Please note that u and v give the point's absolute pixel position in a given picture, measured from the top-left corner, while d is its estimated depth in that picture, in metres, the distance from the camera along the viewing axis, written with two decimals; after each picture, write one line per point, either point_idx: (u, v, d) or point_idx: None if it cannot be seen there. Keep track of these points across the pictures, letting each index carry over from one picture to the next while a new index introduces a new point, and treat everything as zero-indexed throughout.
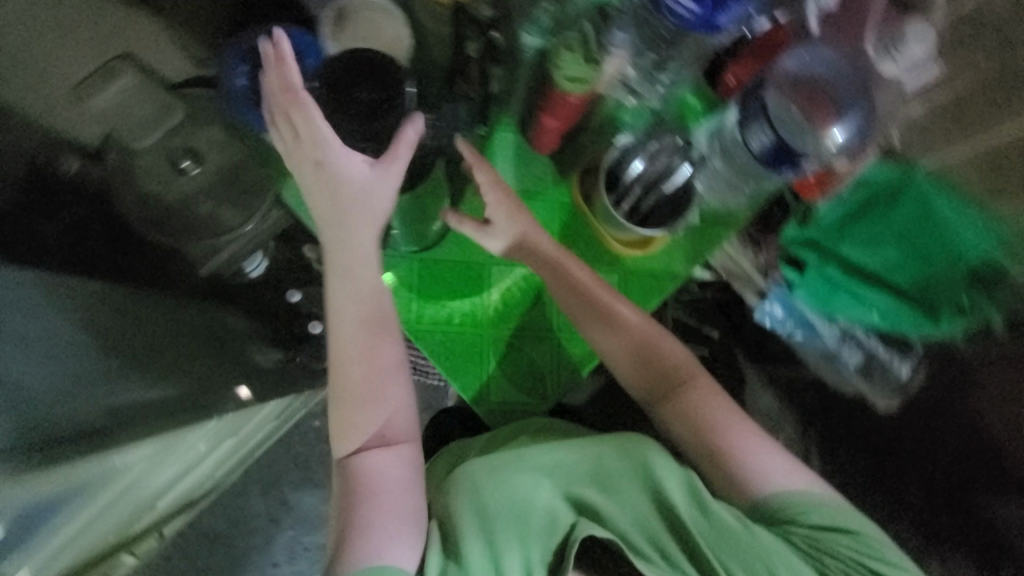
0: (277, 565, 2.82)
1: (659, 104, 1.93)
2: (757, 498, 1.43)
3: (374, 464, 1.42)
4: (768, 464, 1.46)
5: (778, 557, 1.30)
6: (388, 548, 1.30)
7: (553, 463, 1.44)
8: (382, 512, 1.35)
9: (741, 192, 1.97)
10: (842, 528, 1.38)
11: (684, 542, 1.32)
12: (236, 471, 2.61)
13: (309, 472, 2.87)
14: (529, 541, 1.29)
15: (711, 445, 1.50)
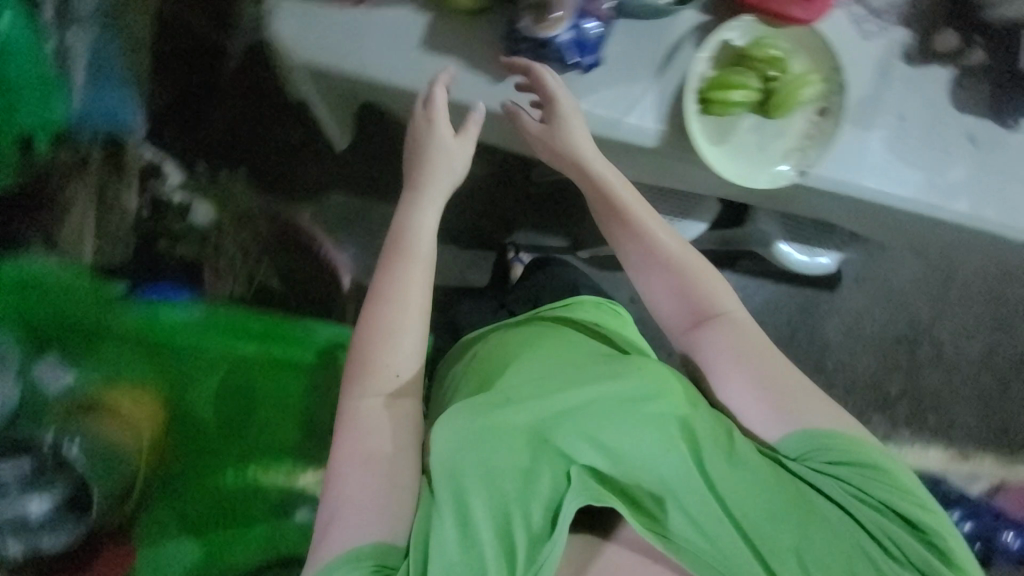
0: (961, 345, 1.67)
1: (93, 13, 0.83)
2: (778, 434, 0.64)
3: (388, 403, 0.66)
4: (797, 399, 0.65)
5: (802, 517, 0.57)
6: (386, 512, 0.60)
7: (547, 351, 0.74)
8: (383, 463, 0.63)
9: None
10: (859, 460, 0.61)
11: (708, 462, 0.58)
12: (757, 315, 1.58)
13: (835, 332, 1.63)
14: (499, 523, 0.55)
15: (767, 366, 0.67)
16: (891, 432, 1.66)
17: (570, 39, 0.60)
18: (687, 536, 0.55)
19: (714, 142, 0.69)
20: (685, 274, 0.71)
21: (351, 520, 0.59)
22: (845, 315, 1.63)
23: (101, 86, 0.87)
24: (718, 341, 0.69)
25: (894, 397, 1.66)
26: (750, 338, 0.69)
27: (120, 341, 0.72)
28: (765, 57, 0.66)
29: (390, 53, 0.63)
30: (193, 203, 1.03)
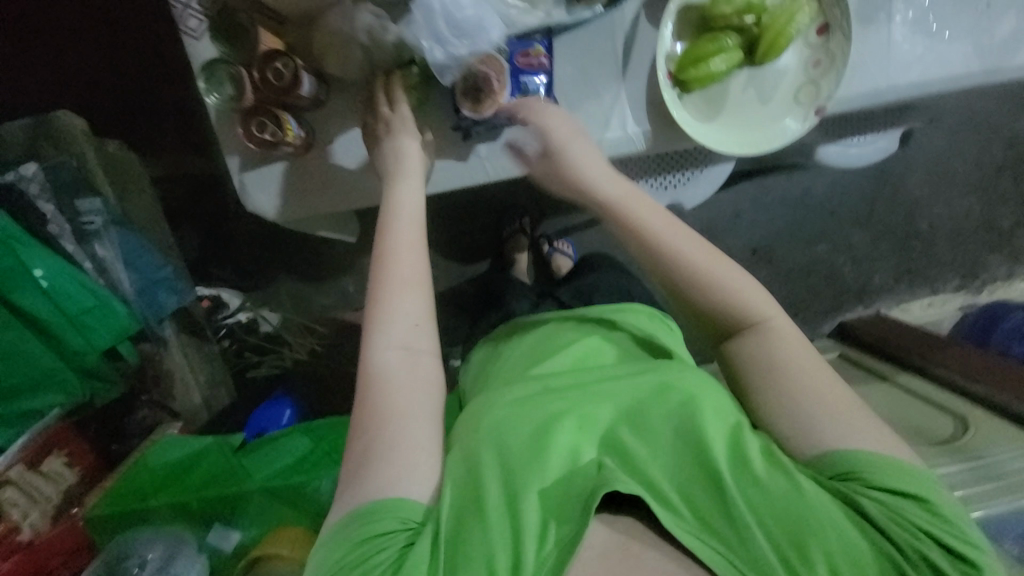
0: None
1: (104, 233, 0.89)
2: (824, 446, 0.53)
3: (409, 357, 0.55)
4: (848, 417, 0.54)
5: (832, 532, 0.48)
6: (417, 476, 0.52)
7: (581, 351, 0.70)
8: (398, 416, 0.53)
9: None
10: (913, 483, 0.50)
11: (737, 471, 0.51)
12: (819, 210, 1.46)
13: (921, 193, 1.46)
14: (536, 501, 0.50)
15: (815, 385, 0.55)
16: (1014, 268, 1.51)
17: (518, 100, 0.60)
18: (706, 537, 0.49)
19: (708, 118, 0.63)
20: (706, 270, 0.58)
21: (371, 475, 0.51)
22: (929, 163, 1.43)
23: (147, 281, 0.94)
24: (758, 349, 0.57)
25: (1011, 230, 1.48)
26: (801, 351, 0.57)
27: (259, 491, 0.80)
28: (734, 7, 0.57)
29: (360, 177, 0.63)
30: (258, 316, 1.17)
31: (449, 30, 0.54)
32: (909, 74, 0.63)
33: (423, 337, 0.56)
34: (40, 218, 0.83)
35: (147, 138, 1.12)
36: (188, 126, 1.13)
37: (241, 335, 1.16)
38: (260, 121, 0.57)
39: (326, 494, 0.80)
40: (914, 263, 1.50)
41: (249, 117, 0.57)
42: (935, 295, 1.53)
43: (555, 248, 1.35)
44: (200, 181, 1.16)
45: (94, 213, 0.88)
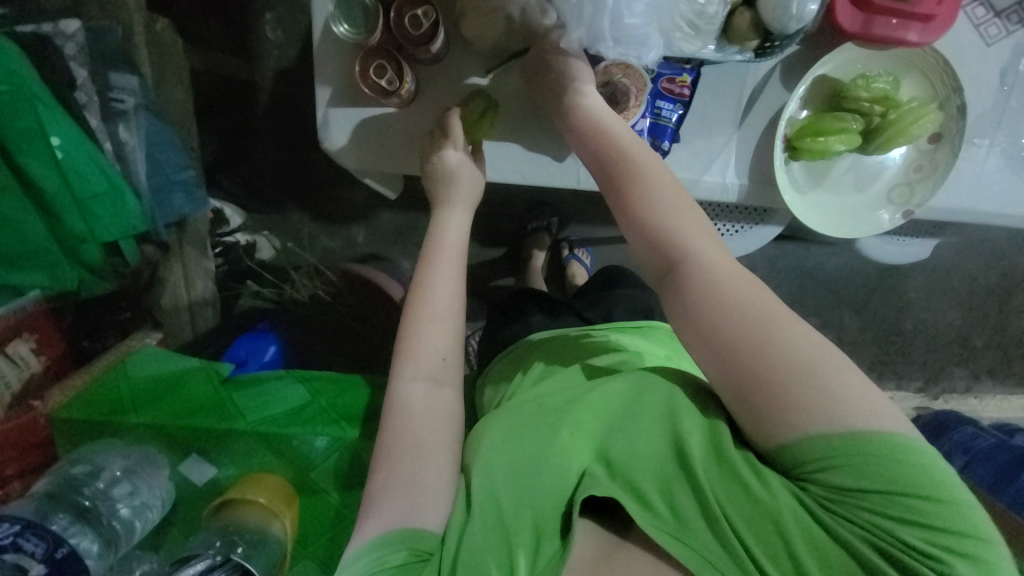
0: None
1: (128, 118, 0.82)
2: (786, 433, 0.49)
3: (434, 389, 0.62)
4: (801, 388, 0.49)
5: (798, 527, 0.49)
6: (432, 503, 0.57)
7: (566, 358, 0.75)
8: (417, 441, 0.60)
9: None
10: (885, 461, 0.47)
11: (707, 469, 0.54)
12: (822, 286, 1.52)
13: (912, 294, 1.55)
14: (511, 498, 0.56)
15: (736, 316, 0.52)
16: (972, 384, 1.62)
17: (648, 123, 0.65)
18: (680, 538, 0.52)
19: (806, 188, 0.68)
20: (657, 216, 0.57)
21: (393, 498, 0.56)
22: (928, 269, 1.53)
23: (165, 183, 0.88)
24: (703, 305, 0.54)
25: (981, 350, 1.60)
26: (750, 305, 0.53)
27: (251, 431, 0.77)
28: (869, 96, 0.63)
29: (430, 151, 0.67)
30: (257, 240, 1.13)
31: (611, 32, 0.58)
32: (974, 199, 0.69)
33: (448, 368, 0.64)
34: (67, 79, 0.74)
35: (190, 18, 1.03)
36: (240, 18, 1.04)
37: (233, 258, 1.11)
38: (378, 65, 0.63)
39: (319, 448, 0.78)
40: (889, 356, 1.59)
41: (370, 59, 0.63)
42: (899, 390, 1.62)
43: (574, 255, 1.34)
44: (235, 82, 1.07)
45: (124, 90, 0.81)
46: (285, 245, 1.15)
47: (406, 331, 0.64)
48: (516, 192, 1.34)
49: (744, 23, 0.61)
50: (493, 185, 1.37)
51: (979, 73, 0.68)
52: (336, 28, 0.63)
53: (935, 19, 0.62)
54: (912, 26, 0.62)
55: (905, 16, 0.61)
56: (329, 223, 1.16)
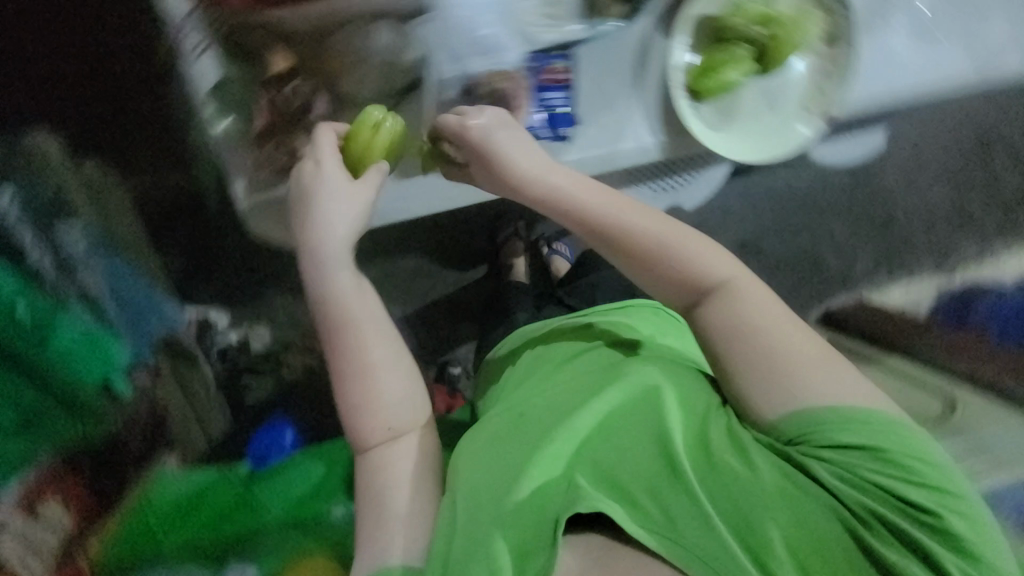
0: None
1: (84, 263, 0.85)
2: (788, 413, 0.61)
3: (388, 441, 0.67)
4: (808, 368, 0.60)
5: (803, 511, 0.57)
6: (406, 539, 0.63)
7: (548, 373, 0.81)
8: (385, 491, 0.65)
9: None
10: (867, 431, 0.58)
11: (693, 465, 0.62)
12: (800, 205, 1.51)
13: (891, 183, 1.53)
14: (502, 529, 0.60)
15: (768, 329, 0.62)
16: (986, 249, 1.59)
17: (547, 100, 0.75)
18: (668, 531, 0.57)
19: (722, 125, 0.75)
20: (678, 247, 0.65)
21: (373, 543, 0.63)
22: (898, 155, 1.51)
23: (136, 312, 0.92)
24: (730, 307, 0.63)
25: (981, 213, 1.57)
26: (766, 306, 0.63)
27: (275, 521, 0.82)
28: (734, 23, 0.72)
29: (354, 202, 0.69)
30: (248, 335, 1.18)
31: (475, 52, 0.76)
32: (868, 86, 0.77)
33: (395, 420, 0.68)
34: (18, 251, 0.75)
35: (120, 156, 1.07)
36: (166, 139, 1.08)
37: (235, 357, 1.15)
38: (278, 140, 0.74)
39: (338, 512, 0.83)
40: (892, 249, 1.57)
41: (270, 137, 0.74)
42: (914, 278, 1.59)
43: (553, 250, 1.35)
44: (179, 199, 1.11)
45: (74, 242, 0.83)
46: (274, 329, 1.19)
47: (359, 391, 0.67)
48: (476, 213, 1.36)
49: (603, 5, 0.73)
50: (453, 213, 1.39)
51: None
52: None
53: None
54: None
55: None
56: (308, 294, 1.19)
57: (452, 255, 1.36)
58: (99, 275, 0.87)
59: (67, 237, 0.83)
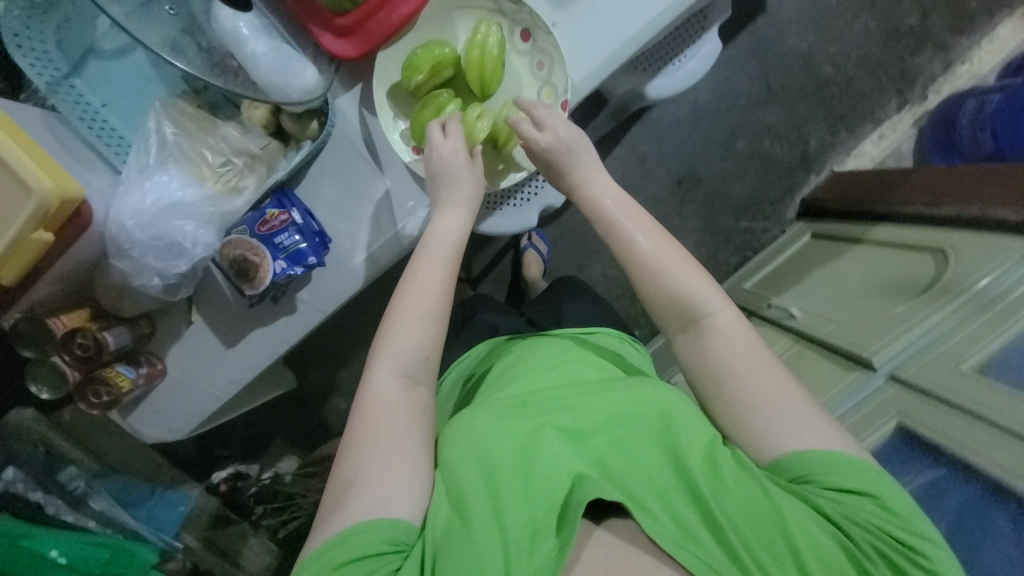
0: None
1: (88, 493, 0.98)
2: (779, 443, 0.50)
3: (410, 388, 0.53)
4: (785, 411, 0.50)
5: (802, 532, 0.45)
6: (406, 492, 0.48)
7: (569, 364, 0.65)
8: (396, 447, 0.49)
9: (216, 159, 0.55)
10: (868, 482, 0.48)
11: (709, 476, 0.47)
12: (720, 115, 1.37)
13: (810, 43, 1.36)
14: (523, 501, 0.46)
15: (755, 361, 0.53)
16: (949, 56, 1.37)
17: (285, 261, 0.56)
18: (687, 546, 0.44)
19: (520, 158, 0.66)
20: (709, 301, 0.55)
21: (366, 491, 0.47)
22: (799, 13, 1.34)
23: (150, 514, 1.05)
24: (704, 350, 0.55)
25: (923, 24, 1.36)
26: (749, 352, 0.54)
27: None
28: (425, 73, 0.56)
29: (209, 388, 0.67)
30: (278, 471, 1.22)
31: (160, 253, 0.52)
32: (643, 17, 0.61)
33: (426, 372, 0.55)
34: (35, 505, 0.92)
35: None
36: None
37: (270, 492, 1.17)
38: (100, 388, 0.61)
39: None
40: (842, 107, 1.39)
41: (87, 389, 0.62)
42: (883, 124, 1.40)
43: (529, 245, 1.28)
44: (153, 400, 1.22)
45: (73, 478, 0.98)
46: (300, 458, 1.28)
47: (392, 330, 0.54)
48: None
49: (292, 125, 0.58)
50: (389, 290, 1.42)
51: None
52: (49, 394, 0.64)
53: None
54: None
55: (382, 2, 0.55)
56: (308, 410, 1.29)
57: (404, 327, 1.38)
58: (109, 494, 1.01)
59: (71, 477, 0.98)
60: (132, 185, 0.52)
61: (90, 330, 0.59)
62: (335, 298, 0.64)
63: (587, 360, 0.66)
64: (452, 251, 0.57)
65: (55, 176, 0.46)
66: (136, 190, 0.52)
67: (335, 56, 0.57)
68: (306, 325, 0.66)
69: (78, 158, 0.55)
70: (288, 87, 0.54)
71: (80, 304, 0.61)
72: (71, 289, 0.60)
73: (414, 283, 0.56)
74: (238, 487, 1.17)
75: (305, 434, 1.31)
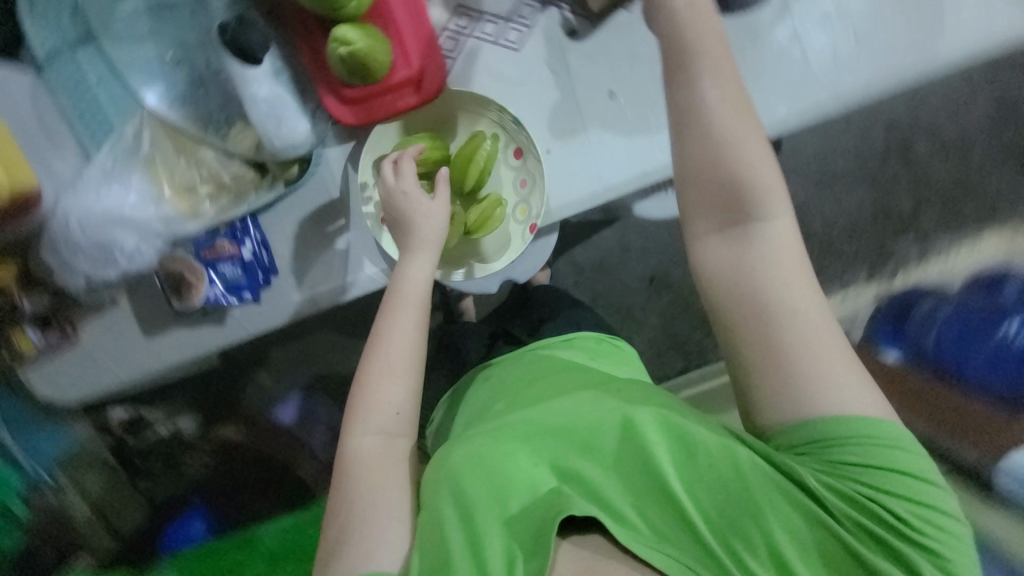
0: (957, 117, 1.39)
1: None
2: (794, 411, 0.48)
3: (385, 442, 0.53)
4: (811, 352, 0.47)
5: (774, 514, 0.45)
6: (385, 542, 0.47)
7: (544, 365, 0.63)
8: (376, 503, 0.49)
9: (183, 177, 0.57)
10: (876, 451, 0.46)
11: (683, 474, 0.47)
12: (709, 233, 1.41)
13: (812, 195, 1.39)
14: (498, 525, 0.45)
15: (793, 275, 0.48)
16: (926, 248, 1.42)
17: (220, 289, 0.59)
18: (668, 551, 0.44)
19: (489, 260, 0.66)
20: (759, 184, 0.49)
21: (346, 552, 0.47)
22: (809, 165, 1.39)
23: (32, 446, 0.93)
24: (743, 254, 0.49)
25: (912, 213, 1.41)
26: (796, 276, 0.49)
27: (266, 554, 0.85)
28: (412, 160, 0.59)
29: (113, 371, 0.67)
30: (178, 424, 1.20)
31: (100, 254, 0.55)
32: (630, 168, 0.62)
33: (404, 423, 0.54)
34: None
35: None
36: None
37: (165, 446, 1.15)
38: (6, 346, 0.64)
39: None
40: (820, 263, 1.43)
41: None
42: (849, 290, 1.43)
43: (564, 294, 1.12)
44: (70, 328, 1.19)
45: None
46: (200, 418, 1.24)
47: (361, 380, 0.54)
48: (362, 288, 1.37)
49: (275, 167, 0.59)
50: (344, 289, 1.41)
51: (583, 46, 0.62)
52: None
53: (421, 76, 0.58)
54: (405, 91, 0.58)
55: (390, 87, 0.58)
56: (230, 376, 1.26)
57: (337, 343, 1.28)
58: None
59: None
60: (92, 185, 0.55)
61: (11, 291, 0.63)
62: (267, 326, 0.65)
63: (565, 361, 0.64)
64: (421, 299, 0.56)
65: (9, 170, 0.53)
66: (99, 195, 0.54)
67: (333, 113, 0.58)
68: (227, 340, 0.66)
69: (56, 138, 0.56)
70: (275, 137, 0.56)
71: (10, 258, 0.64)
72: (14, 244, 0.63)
73: (394, 330, 0.55)
74: (127, 441, 1.10)
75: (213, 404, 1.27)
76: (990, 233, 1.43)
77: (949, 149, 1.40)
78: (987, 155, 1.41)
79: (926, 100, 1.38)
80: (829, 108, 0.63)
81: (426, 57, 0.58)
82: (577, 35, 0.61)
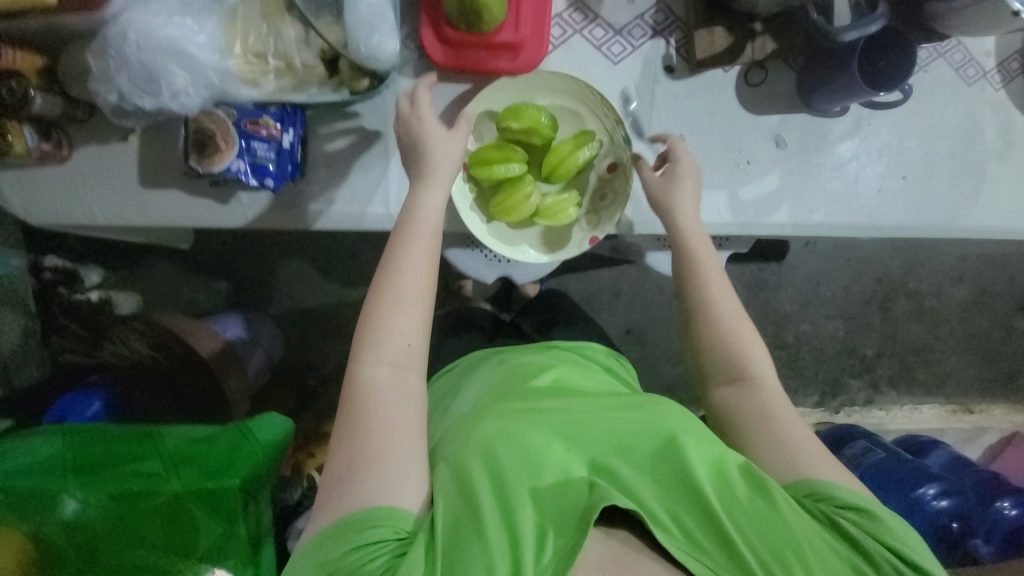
0: (940, 291, 1.50)
1: None
2: (790, 474, 0.52)
3: (398, 375, 0.52)
4: (804, 452, 0.53)
5: (812, 552, 0.45)
6: (407, 481, 0.48)
7: (573, 370, 0.63)
8: (397, 435, 0.49)
9: (260, 42, 0.55)
10: (860, 499, 0.49)
11: (722, 501, 0.46)
12: None
13: (795, 312, 1.46)
14: (532, 500, 0.45)
15: (789, 421, 0.56)
16: (874, 395, 1.51)
17: (245, 166, 0.57)
18: (696, 557, 0.44)
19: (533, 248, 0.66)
20: (734, 326, 0.60)
21: (358, 481, 0.47)
22: (804, 284, 1.46)
23: None
24: (746, 399, 0.58)
25: (873, 359, 1.50)
26: (788, 413, 0.56)
27: (167, 456, 0.78)
28: (521, 126, 0.59)
29: (91, 206, 0.62)
30: (111, 297, 1.09)
31: (142, 82, 0.52)
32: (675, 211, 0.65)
33: (417, 356, 0.54)
34: None
35: None
36: None
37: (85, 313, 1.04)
38: None
39: (204, 539, 0.77)
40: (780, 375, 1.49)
41: None
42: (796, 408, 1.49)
43: None
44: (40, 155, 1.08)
45: None
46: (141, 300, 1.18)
47: (378, 306, 0.53)
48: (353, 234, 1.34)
49: (347, 71, 0.57)
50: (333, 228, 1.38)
51: (674, 85, 0.64)
52: None
53: (523, 46, 0.59)
54: (499, 55, 0.60)
55: (489, 45, 0.59)
56: (196, 273, 1.21)
57: (304, 275, 1.24)
58: None
59: None
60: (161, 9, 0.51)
61: (26, 80, 0.55)
62: (273, 224, 0.63)
63: (591, 373, 0.64)
64: (433, 226, 0.56)
65: None
66: (163, 24, 0.51)
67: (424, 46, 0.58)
68: (223, 219, 0.63)
69: None
70: (363, 41, 0.54)
71: (39, 51, 0.57)
72: (50, 37, 0.57)
73: (408, 256, 0.54)
74: (57, 291, 1.00)
75: (153, 283, 1.20)
76: (931, 402, 1.54)
77: (923, 315, 1.51)
78: (952, 334, 1.52)
79: (920, 266, 1.49)
80: (860, 226, 0.67)
81: (533, 32, 0.59)
82: (672, 71, 0.64)
